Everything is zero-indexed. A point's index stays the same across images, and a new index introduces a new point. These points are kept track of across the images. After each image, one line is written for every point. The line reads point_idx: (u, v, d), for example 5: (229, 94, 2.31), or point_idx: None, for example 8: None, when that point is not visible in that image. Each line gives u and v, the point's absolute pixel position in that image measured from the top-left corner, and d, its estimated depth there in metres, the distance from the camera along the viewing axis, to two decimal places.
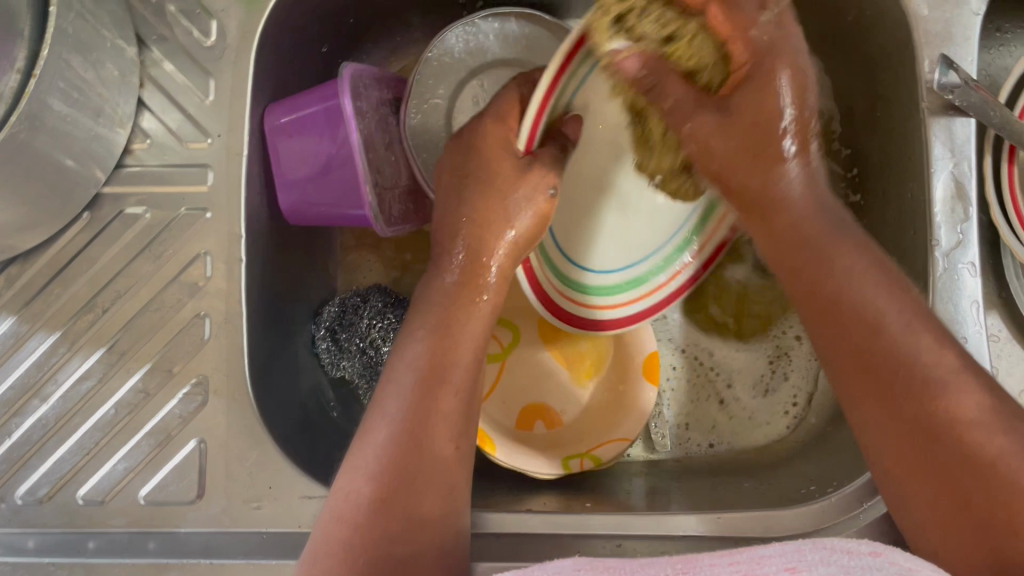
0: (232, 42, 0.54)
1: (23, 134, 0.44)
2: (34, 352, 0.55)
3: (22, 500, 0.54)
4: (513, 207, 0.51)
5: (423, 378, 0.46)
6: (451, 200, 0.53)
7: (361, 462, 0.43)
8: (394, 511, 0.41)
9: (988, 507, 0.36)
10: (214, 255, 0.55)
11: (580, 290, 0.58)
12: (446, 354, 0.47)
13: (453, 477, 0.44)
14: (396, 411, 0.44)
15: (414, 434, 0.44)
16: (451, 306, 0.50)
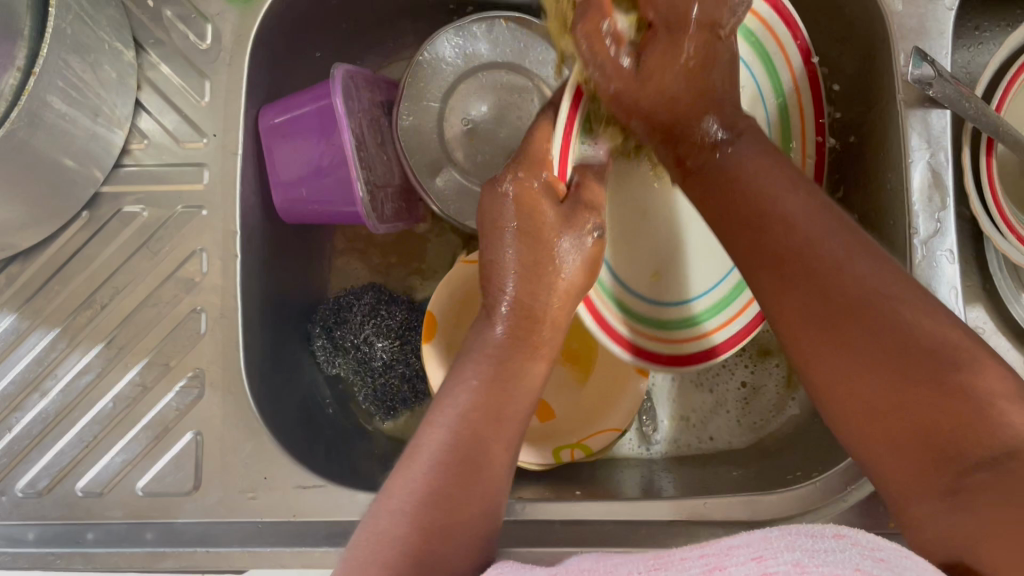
0: (227, 45, 0.56)
1: (23, 131, 0.46)
2: (34, 347, 0.57)
3: (23, 492, 0.55)
4: (568, 264, 0.49)
5: (473, 424, 0.43)
6: (496, 271, 0.49)
7: (398, 500, 0.39)
8: (450, 507, 0.39)
9: (947, 434, 0.34)
10: (209, 251, 0.56)
11: (667, 326, 0.54)
12: (499, 396, 0.45)
13: (502, 485, 0.43)
14: (435, 450, 0.42)
15: (460, 479, 0.40)
16: (511, 364, 0.47)
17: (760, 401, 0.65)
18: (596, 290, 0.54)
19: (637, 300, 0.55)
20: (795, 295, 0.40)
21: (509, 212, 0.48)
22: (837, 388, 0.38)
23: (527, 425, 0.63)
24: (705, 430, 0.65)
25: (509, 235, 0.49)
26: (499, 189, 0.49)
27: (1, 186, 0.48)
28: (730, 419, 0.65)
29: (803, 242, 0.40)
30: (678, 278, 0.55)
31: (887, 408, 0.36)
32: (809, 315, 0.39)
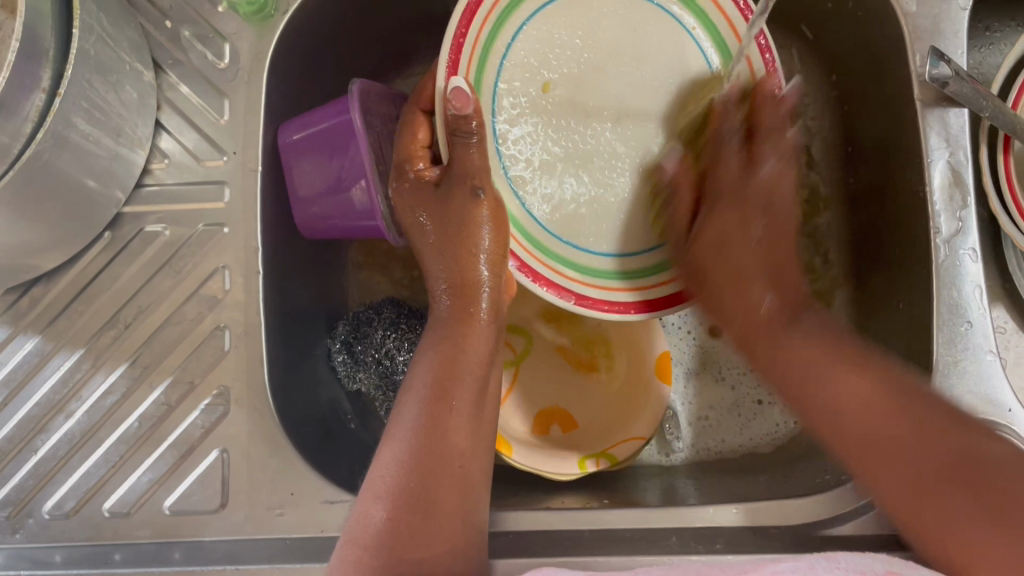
0: (246, 62, 0.57)
1: (48, 152, 0.46)
2: (59, 368, 0.57)
3: (50, 514, 0.55)
4: (468, 238, 0.49)
5: (435, 391, 0.48)
6: (422, 236, 0.52)
7: (374, 483, 0.46)
8: (416, 489, 0.45)
9: (977, 461, 0.41)
10: (232, 269, 0.56)
11: (658, 269, 0.53)
12: (450, 367, 0.49)
13: (470, 453, 0.48)
14: (404, 434, 0.47)
15: (418, 456, 0.46)
16: (454, 335, 0.50)
17: (766, 414, 0.66)
18: (540, 255, 0.50)
19: (585, 254, 0.51)
20: (838, 403, 0.47)
21: (415, 205, 0.52)
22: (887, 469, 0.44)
23: (550, 436, 0.63)
24: (712, 437, 0.66)
25: (425, 224, 0.52)
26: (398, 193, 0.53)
27: (27, 207, 0.48)
28: (734, 428, 0.66)
29: (856, 364, 0.48)
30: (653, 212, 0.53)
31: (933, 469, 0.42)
32: (849, 420, 0.46)
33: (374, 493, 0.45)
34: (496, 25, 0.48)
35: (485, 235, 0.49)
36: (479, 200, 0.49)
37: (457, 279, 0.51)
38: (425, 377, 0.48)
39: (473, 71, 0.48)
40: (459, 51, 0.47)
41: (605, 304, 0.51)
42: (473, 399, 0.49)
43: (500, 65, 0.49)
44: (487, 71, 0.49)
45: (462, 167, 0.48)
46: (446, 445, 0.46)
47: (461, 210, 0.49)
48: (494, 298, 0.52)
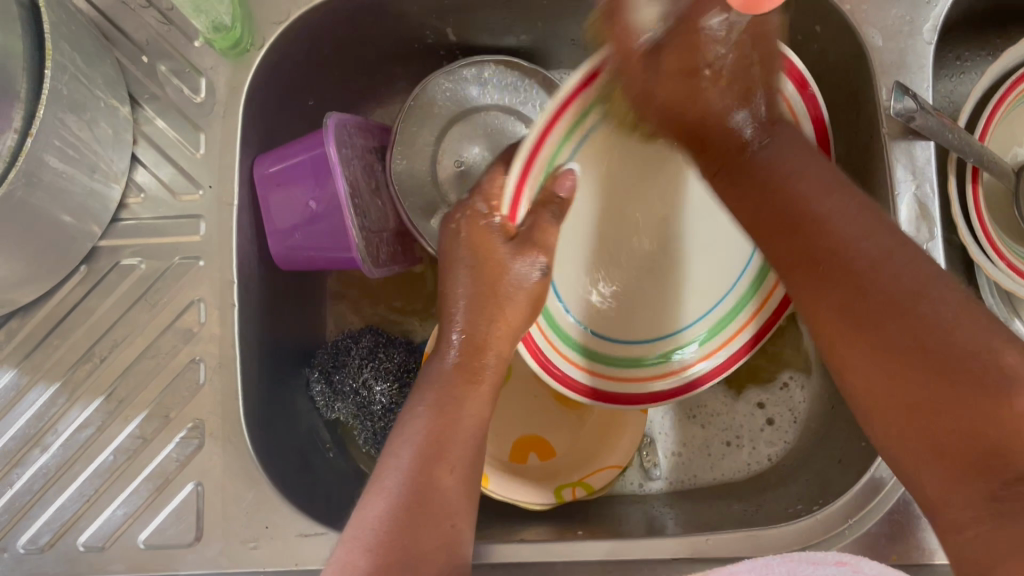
0: (222, 96, 0.57)
1: (20, 190, 0.47)
2: (34, 402, 0.57)
3: (25, 548, 0.55)
4: (503, 298, 0.51)
5: (431, 446, 0.46)
6: (461, 283, 0.52)
7: (359, 532, 0.42)
8: (401, 548, 0.42)
9: (994, 453, 0.34)
10: (207, 302, 0.57)
11: (625, 365, 0.56)
12: (449, 428, 0.47)
13: (456, 514, 0.45)
14: (395, 486, 0.44)
15: (409, 510, 0.43)
16: (463, 390, 0.49)
17: (737, 452, 0.66)
18: (546, 327, 0.55)
19: (590, 338, 0.56)
20: (860, 339, 0.39)
21: (459, 245, 0.53)
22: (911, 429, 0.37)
23: (529, 466, 0.64)
24: (685, 471, 0.66)
25: (461, 269, 0.52)
26: (453, 226, 0.53)
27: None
28: (707, 464, 0.66)
29: (882, 276, 0.39)
30: (638, 313, 0.57)
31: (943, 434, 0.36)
32: (846, 312, 0.39)
33: (365, 544, 0.41)
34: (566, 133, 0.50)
35: (522, 293, 0.51)
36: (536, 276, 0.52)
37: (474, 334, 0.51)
38: (419, 436, 0.47)
39: (543, 166, 0.51)
40: (536, 151, 0.49)
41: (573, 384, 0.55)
42: (467, 464, 0.47)
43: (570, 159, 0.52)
44: (558, 161, 0.51)
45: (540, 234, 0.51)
46: (434, 506, 0.44)
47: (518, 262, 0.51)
48: (497, 368, 0.51)
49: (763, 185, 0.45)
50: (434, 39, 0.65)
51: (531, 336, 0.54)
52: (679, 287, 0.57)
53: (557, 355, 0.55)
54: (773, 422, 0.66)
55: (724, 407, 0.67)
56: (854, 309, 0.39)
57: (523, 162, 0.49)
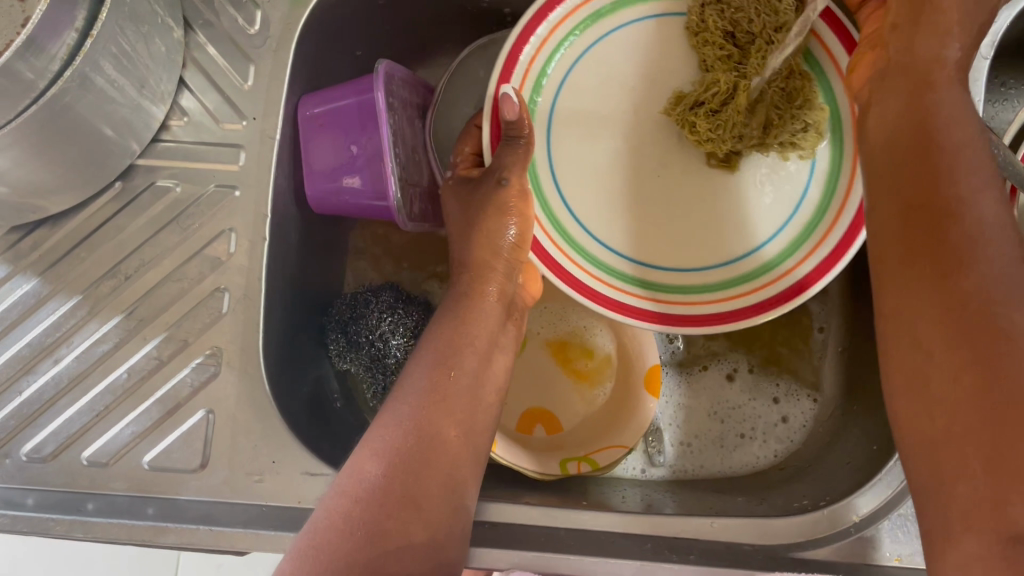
0: (276, 31, 0.57)
1: (72, 92, 0.46)
2: (53, 313, 0.56)
3: (28, 456, 0.54)
4: (492, 226, 0.53)
5: (441, 358, 0.52)
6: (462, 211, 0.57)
7: (375, 440, 0.47)
8: (414, 464, 0.46)
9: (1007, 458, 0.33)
10: (238, 232, 0.56)
11: (698, 291, 0.52)
12: (458, 337, 0.53)
13: (468, 439, 0.50)
14: (412, 400, 0.49)
15: (424, 432, 0.48)
16: (463, 310, 0.55)
17: (747, 448, 0.66)
18: (562, 244, 0.53)
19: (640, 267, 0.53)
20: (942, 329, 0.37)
21: (453, 191, 0.58)
22: (904, 313, 0.39)
23: (536, 437, 0.65)
24: (691, 462, 0.66)
25: (457, 205, 0.57)
26: (448, 182, 0.58)
27: (43, 145, 0.48)
28: (716, 457, 0.66)
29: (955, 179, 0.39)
30: (701, 238, 0.53)
31: (944, 347, 0.37)
32: (958, 334, 0.37)
33: (374, 449, 0.46)
34: (551, 53, 0.51)
35: (508, 224, 0.53)
36: (504, 187, 0.52)
37: (480, 255, 0.55)
38: (433, 350, 0.52)
39: (528, 89, 0.52)
40: (513, 64, 0.51)
41: (597, 295, 0.52)
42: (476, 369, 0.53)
43: (558, 93, 0.52)
44: (547, 87, 0.52)
45: (500, 158, 0.51)
46: (445, 420, 0.49)
47: (485, 222, 0.53)
48: (501, 287, 0.56)
49: (938, 135, 0.41)
50: (489, 5, 0.65)
51: (538, 244, 0.53)
52: (782, 179, 0.52)
53: (603, 287, 0.52)
54: (786, 419, 0.66)
55: (744, 401, 0.67)
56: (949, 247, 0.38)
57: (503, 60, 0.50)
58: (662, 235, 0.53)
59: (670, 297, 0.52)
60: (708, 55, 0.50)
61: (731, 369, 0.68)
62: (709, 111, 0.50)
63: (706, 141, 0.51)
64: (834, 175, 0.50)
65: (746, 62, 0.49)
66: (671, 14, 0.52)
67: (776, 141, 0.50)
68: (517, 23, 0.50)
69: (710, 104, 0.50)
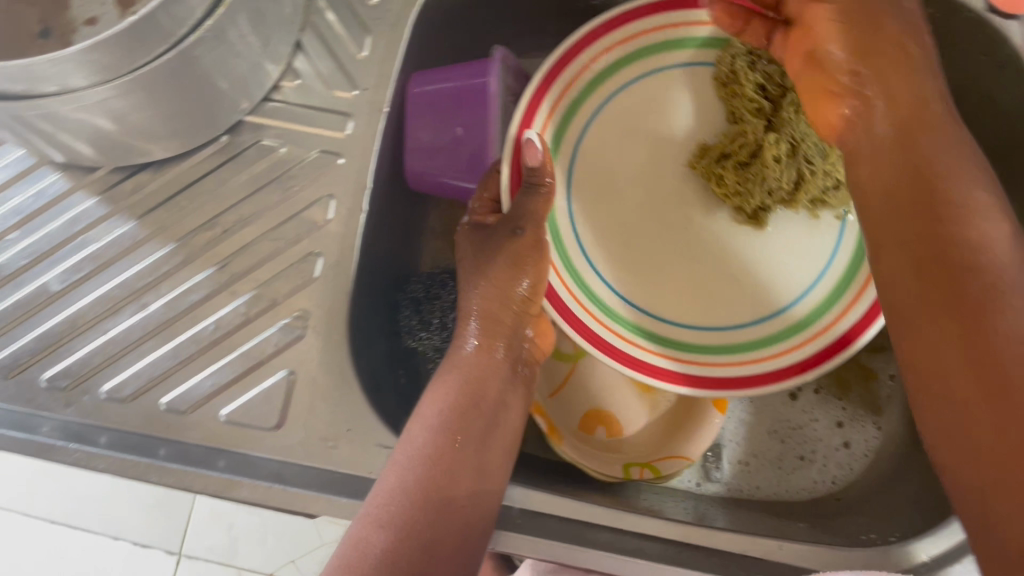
0: (398, 6, 0.58)
1: (208, 43, 0.47)
2: (147, 257, 0.57)
3: (107, 396, 0.55)
4: (502, 280, 0.56)
5: (446, 426, 0.54)
6: (474, 268, 0.59)
7: (374, 508, 0.48)
8: (417, 538, 0.48)
9: None
10: (338, 200, 0.57)
11: (751, 349, 0.58)
12: (463, 404, 0.55)
13: (477, 502, 0.52)
14: (410, 467, 0.51)
15: (425, 504, 0.50)
16: (462, 368, 0.57)
17: (805, 472, 0.66)
18: (585, 299, 0.58)
19: (671, 330, 0.59)
20: (974, 381, 0.38)
21: (465, 243, 0.61)
22: (934, 371, 0.41)
23: (598, 437, 0.65)
24: (747, 480, 0.66)
25: (471, 257, 0.60)
26: (460, 231, 0.61)
27: (164, 93, 0.49)
28: (773, 478, 0.66)
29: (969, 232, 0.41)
30: (730, 305, 0.59)
31: (990, 423, 0.38)
32: (973, 394, 0.39)
33: (375, 520, 0.47)
34: (585, 87, 0.58)
35: (521, 277, 0.56)
36: (517, 237, 0.55)
37: (491, 309, 0.58)
38: (438, 417, 0.54)
39: (552, 127, 0.57)
40: (538, 105, 0.56)
41: (619, 354, 0.57)
42: (479, 431, 0.55)
43: (586, 127, 0.59)
44: (574, 122, 0.58)
45: (517, 210, 0.55)
46: (447, 486, 0.51)
47: (500, 274, 0.56)
48: (506, 343, 0.59)
49: (951, 190, 0.43)
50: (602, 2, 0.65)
51: (555, 294, 0.57)
52: (788, 253, 0.59)
53: (608, 334, 0.57)
54: (848, 445, 0.66)
55: (806, 423, 0.68)
56: (969, 295, 0.40)
57: (531, 95, 0.55)
58: (685, 298, 0.59)
59: (699, 360, 0.58)
60: (739, 105, 0.57)
61: (796, 388, 0.68)
62: (738, 163, 0.56)
63: (732, 195, 0.57)
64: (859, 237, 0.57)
65: (777, 114, 0.55)
66: (701, 64, 0.59)
67: (806, 196, 0.56)
68: (543, 64, 0.55)
69: (738, 155, 0.56)
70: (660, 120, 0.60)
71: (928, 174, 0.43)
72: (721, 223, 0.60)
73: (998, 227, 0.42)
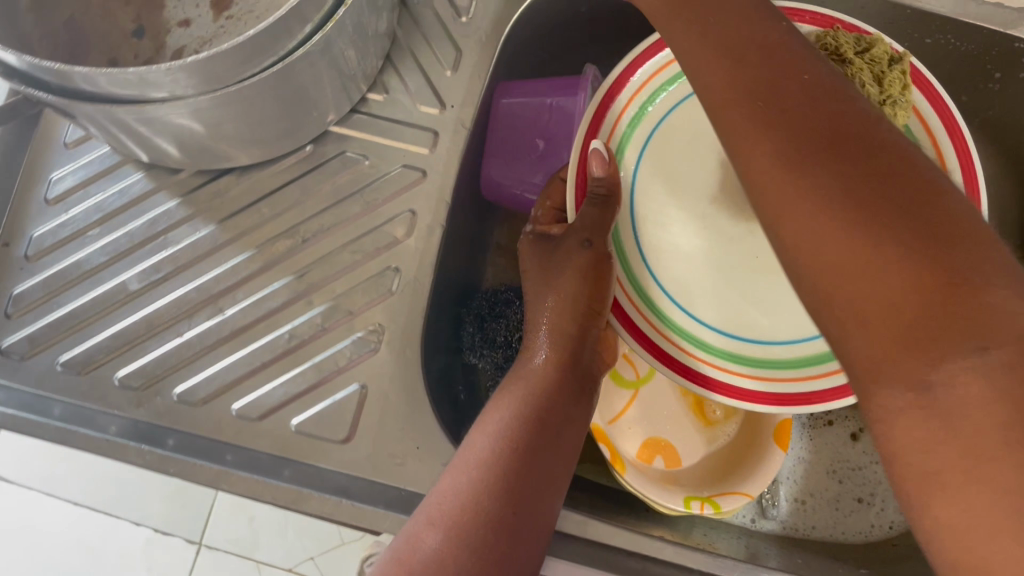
0: (489, 24, 0.58)
1: (315, 54, 0.47)
2: (224, 262, 0.57)
3: (180, 398, 0.55)
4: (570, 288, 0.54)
5: (522, 421, 0.51)
6: (541, 281, 0.57)
7: (435, 503, 0.47)
8: (481, 535, 0.46)
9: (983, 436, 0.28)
10: (418, 216, 0.57)
11: (796, 365, 0.49)
12: (540, 399, 0.52)
13: (549, 502, 0.49)
14: (472, 463, 0.48)
15: (492, 498, 0.47)
16: (528, 364, 0.55)
17: (862, 514, 0.66)
18: (636, 298, 0.51)
19: (755, 344, 0.50)
20: (894, 272, 0.30)
21: (530, 254, 0.59)
22: (851, 279, 0.31)
23: (655, 467, 0.64)
24: (802, 519, 0.66)
25: (536, 265, 0.58)
26: (525, 235, 0.60)
27: (258, 105, 0.48)
28: (830, 518, 0.66)
29: (893, 161, 0.32)
30: (795, 313, 0.50)
31: (912, 312, 0.30)
32: (905, 290, 0.30)
33: (429, 517, 0.46)
34: (650, 96, 0.51)
35: (587, 286, 0.54)
36: (584, 249, 0.53)
37: (557, 322, 0.56)
38: (502, 421, 0.51)
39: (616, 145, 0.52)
40: (604, 114, 0.51)
41: (667, 359, 0.50)
42: (558, 424, 0.52)
43: (646, 145, 0.52)
44: (640, 130, 0.52)
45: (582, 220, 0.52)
46: (515, 483, 0.48)
47: (568, 283, 0.54)
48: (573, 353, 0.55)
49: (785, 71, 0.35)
50: None
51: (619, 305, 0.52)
52: None
53: (689, 360, 0.50)
54: None
55: (866, 463, 0.67)
56: (854, 167, 0.32)
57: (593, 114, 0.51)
58: (764, 313, 0.51)
59: (753, 370, 0.50)
60: None
61: (857, 428, 0.68)
62: None
63: None
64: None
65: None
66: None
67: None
68: (606, 78, 0.50)
69: None
70: None
71: (774, 54, 0.36)
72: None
73: (847, 93, 0.35)
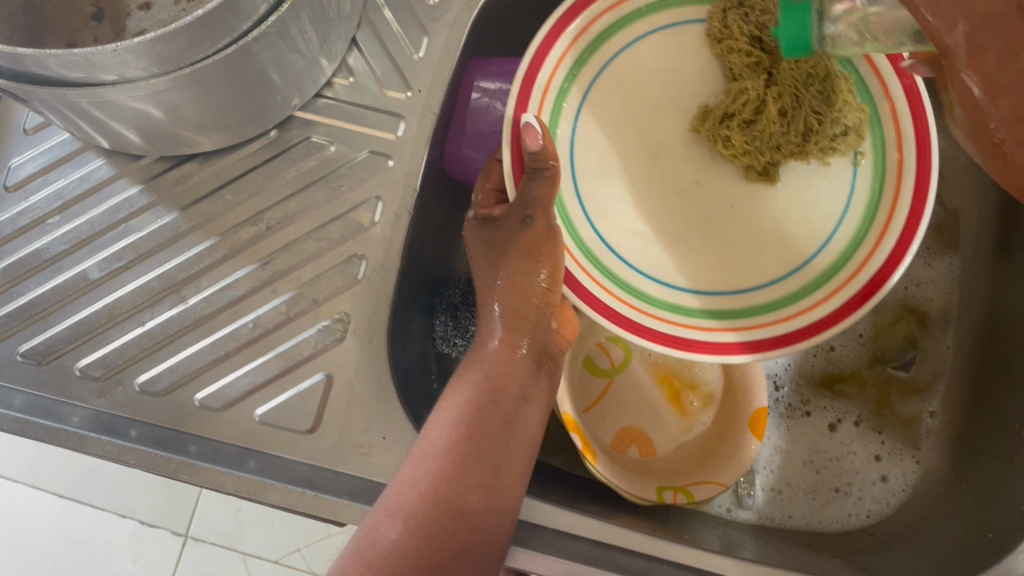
0: (457, 8, 0.57)
1: (271, 36, 0.46)
2: (188, 250, 0.56)
3: (142, 388, 0.54)
4: (519, 272, 0.50)
5: (478, 407, 0.49)
6: (490, 268, 0.54)
7: (394, 497, 0.46)
8: (440, 528, 0.45)
9: None
10: (385, 202, 0.56)
11: (754, 311, 0.49)
12: (495, 384, 0.50)
13: (507, 487, 0.48)
14: (429, 453, 0.47)
15: (449, 486, 0.46)
16: (481, 354, 0.52)
17: (839, 503, 0.65)
18: (587, 264, 0.50)
19: (704, 295, 0.50)
20: None
21: (475, 241, 0.55)
22: None
23: (629, 457, 0.64)
24: (779, 509, 0.66)
25: (483, 253, 0.54)
26: (468, 223, 0.56)
27: (215, 89, 0.47)
28: (806, 508, 0.66)
29: None
30: (736, 258, 0.50)
31: None
32: None
33: (388, 509, 0.45)
34: (580, 55, 0.49)
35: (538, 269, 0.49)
36: (526, 226, 0.49)
37: (512, 305, 0.52)
38: (461, 408, 0.49)
39: (549, 110, 0.50)
40: (531, 85, 0.49)
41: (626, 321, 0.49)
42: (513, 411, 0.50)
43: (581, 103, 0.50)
44: (572, 98, 0.50)
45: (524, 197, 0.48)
46: (473, 470, 0.47)
47: (516, 266, 0.50)
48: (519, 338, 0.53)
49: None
50: None
51: (572, 277, 0.50)
52: (812, 193, 0.49)
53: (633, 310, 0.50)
54: (886, 479, 0.65)
55: (842, 453, 0.67)
56: None
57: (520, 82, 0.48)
58: (711, 258, 0.51)
59: (710, 319, 0.50)
60: (735, 63, 0.48)
61: (835, 419, 0.67)
62: (743, 122, 0.47)
63: (742, 156, 0.48)
64: (880, 166, 0.48)
65: (778, 68, 0.47)
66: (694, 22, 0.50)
67: (817, 147, 0.47)
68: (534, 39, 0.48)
69: (743, 115, 0.47)
70: (664, 80, 0.50)
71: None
72: (728, 178, 0.51)
73: None
